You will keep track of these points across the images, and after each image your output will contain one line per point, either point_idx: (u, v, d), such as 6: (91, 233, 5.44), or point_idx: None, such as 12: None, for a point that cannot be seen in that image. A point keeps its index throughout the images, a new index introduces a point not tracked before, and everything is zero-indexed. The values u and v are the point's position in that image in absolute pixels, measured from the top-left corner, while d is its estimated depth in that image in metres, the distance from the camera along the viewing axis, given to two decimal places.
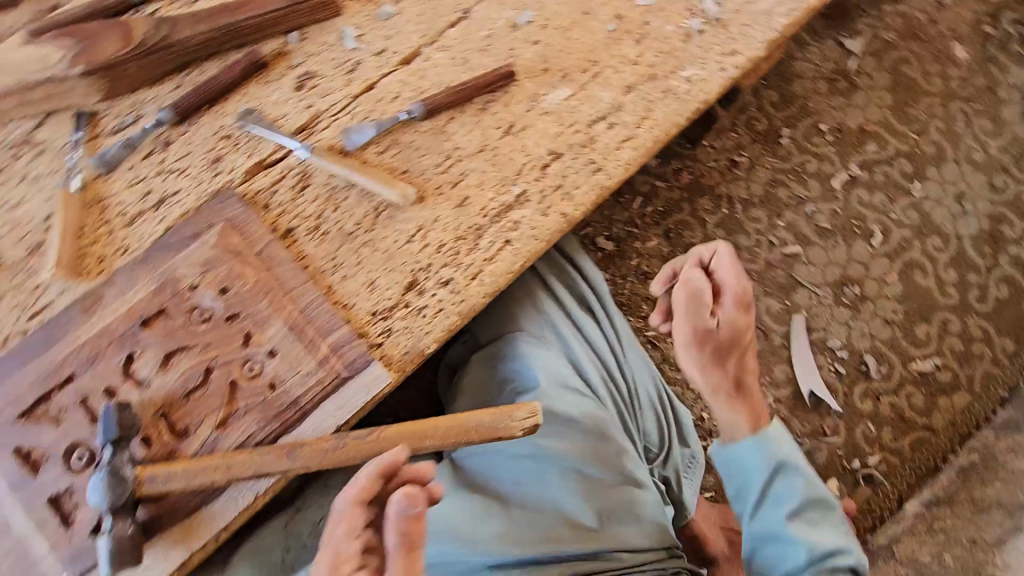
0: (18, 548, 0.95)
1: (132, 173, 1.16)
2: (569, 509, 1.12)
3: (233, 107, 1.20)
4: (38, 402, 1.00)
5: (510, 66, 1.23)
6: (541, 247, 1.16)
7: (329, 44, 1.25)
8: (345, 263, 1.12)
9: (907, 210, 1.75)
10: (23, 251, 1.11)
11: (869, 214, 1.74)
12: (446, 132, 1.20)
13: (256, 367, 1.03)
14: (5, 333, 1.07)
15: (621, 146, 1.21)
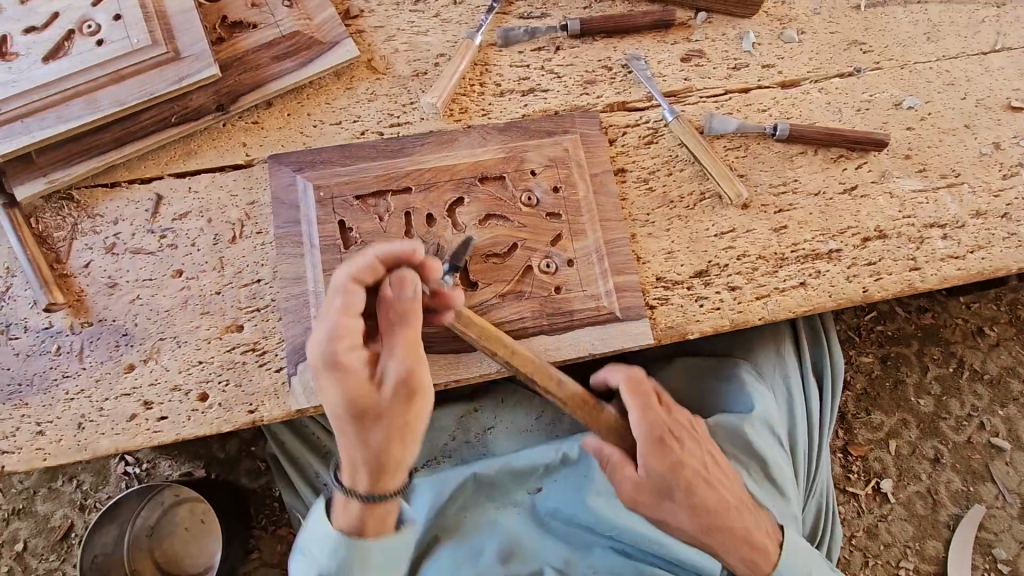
0: (308, 297, 1.06)
1: (520, 57, 1.25)
2: None
3: (625, 47, 1.28)
4: (373, 194, 1.11)
5: (883, 136, 1.24)
6: (828, 305, 1.16)
7: (727, 38, 1.30)
8: (656, 223, 1.18)
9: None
10: (408, 72, 1.23)
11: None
12: (793, 162, 1.23)
13: (553, 265, 1.09)
14: (365, 127, 1.19)
15: (945, 259, 1.20)
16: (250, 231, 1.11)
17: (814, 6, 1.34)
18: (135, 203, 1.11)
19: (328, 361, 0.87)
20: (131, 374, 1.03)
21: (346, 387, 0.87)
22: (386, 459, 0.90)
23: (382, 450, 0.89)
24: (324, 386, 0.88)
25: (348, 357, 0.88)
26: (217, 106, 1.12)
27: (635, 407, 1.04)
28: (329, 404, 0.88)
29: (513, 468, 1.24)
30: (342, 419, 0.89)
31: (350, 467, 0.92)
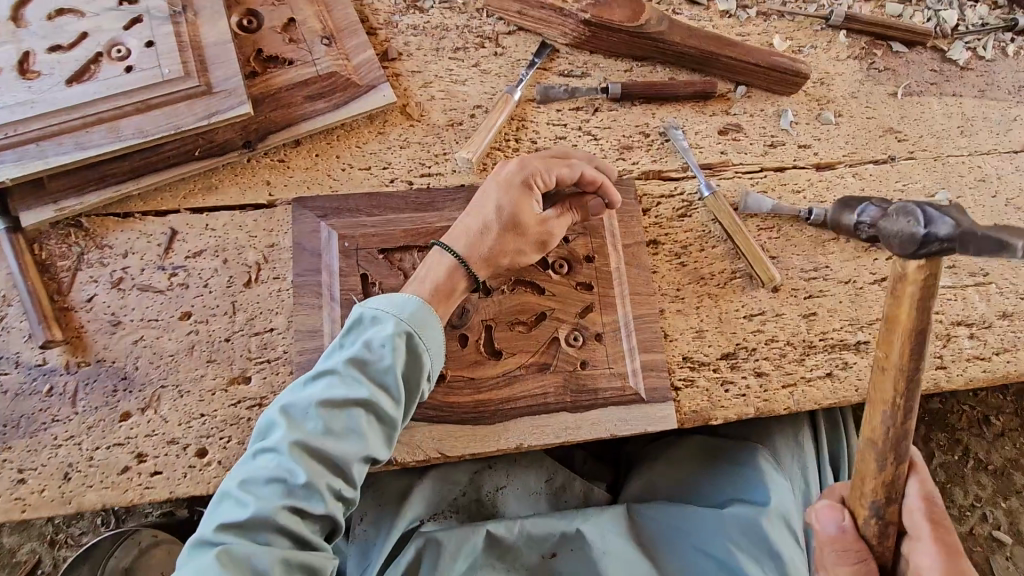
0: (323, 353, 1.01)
1: (557, 115, 1.22)
2: None
3: (663, 114, 1.25)
4: (400, 249, 1.07)
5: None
6: (853, 398, 1.15)
7: (767, 113, 1.28)
8: (686, 300, 1.15)
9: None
10: (443, 121, 1.19)
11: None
12: (825, 248, 1.21)
13: (580, 339, 1.06)
14: (394, 176, 1.14)
15: (970, 359, 1.19)
16: (267, 277, 1.06)
17: (854, 88, 1.32)
18: (147, 237, 1.05)
19: (529, 173, 1.00)
20: (127, 422, 0.97)
21: (531, 170, 1.00)
22: (441, 283, 0.95)
23: (494, 244, 0.97)
24: (502, 190, 0.98)
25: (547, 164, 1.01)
26: (243, 142, 1.07)
27: (927, 536, 0.89)
28: (484, 197, 0.99)
29: (528, 531, 1.19)
30: (483, 219, 0.97)
31: (463, 235, 0.97)
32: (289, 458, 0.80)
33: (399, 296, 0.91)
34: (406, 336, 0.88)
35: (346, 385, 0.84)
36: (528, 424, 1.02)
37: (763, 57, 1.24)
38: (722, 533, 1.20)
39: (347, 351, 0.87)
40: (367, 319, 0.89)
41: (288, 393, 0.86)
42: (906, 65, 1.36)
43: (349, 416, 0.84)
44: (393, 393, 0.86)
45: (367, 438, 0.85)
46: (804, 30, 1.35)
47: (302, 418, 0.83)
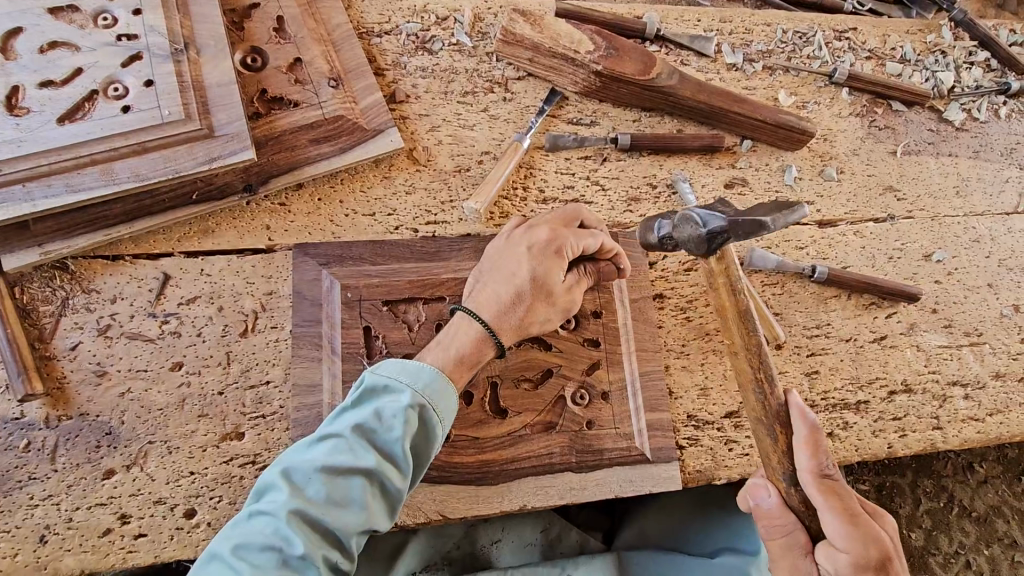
0: (321, 410, 0.97)
1: (566, 164, 1.21)
2: None
3: (671, 166, 1.26)
4: (404, 301, 1.05)
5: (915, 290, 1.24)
6: (854, 458, 1.15)
7: (771, 168, 1.29)
8: (690, 356, 1.14)
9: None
10: (450, 166, 1.17)
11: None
12: (828, 305, 1.22)
13: (586, 397, 1.04)
14: (400, 223, 1.12)
15: (966, 420, 1.20)
16: (263, 326, 1.02)
17: (854, 145, 1.35)
18: (138, 281, 1.01)
19: (555, 239, 0.99)
20: (109, 481, 0.92)
21: (557, 236, 0.99)
22: (467, 352, 0.92)
23: (523, 309, 0.95)
24: (538, 256, 0.97)
25: (568, 231, 1.01)
26: (244, 185, 1.04)
27: (825, 510, 0.80)
28: (510, 263, 0.97)
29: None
30: (515, 288, 0.95)
31: (492, 303, 0.95)
32: (285, 527, 0.75)
33: (412, 364, 0.88)
34: (418, 407, 0.85)
35: (353, 452, 0.80)
36: (531, 485, 0.99)
37: (772, 113, 1.25)
38: None
39: (356, 416, 0.83)
40: (379, 384, 0.86)
41: (289, 455, 0.82)
42: (905, 124, 1.39)
43: (353, 485, 0.80)
44: (400, 464, 0.83)
45: (369, 509, 0.81)
46: (807, 86, 1.37)
47: (304, 484, 0.78)
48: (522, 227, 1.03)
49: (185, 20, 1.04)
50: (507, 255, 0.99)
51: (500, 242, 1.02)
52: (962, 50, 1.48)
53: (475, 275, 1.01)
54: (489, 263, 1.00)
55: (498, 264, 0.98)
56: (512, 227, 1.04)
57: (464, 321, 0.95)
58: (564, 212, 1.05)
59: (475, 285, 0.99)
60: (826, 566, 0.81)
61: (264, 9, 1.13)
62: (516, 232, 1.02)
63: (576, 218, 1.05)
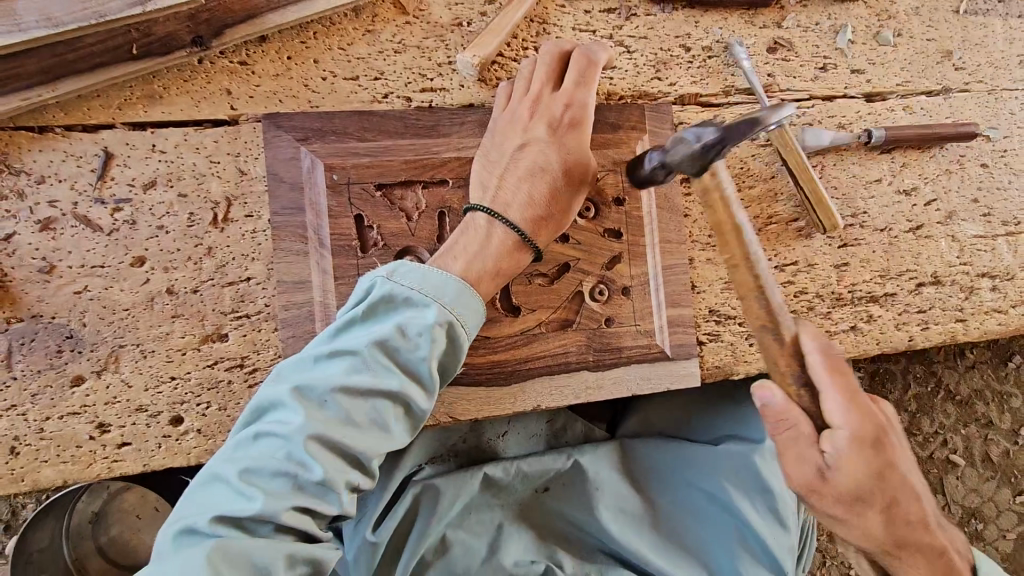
0: (312, 309, 0.86)
1: (586, 18, 1.01)
2: (708, 554, 1.16)
3: (707, 24, 1.07)
4: (400, 185, 0.90)
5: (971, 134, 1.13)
6: (874, 352, 1.11)
7: (821, 29, 1.11)
8: (716, 247, 1.04)
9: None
10: (447, 18, 0.96)
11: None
12: (867, 191, 1.11)
13: (605, 293, 0.95)
14: (389, 89, 0.94)
15: (990, 312, 1.16)
16: (237, 215, 0.87)
17: (916, 2, 1.16)
18: (76, 159, 0.84)
19: (578, 114, 0.85)
20: (80, 389, 0.82)
21: (577, 110, 0.86)
22: (506, 263, 0.81)
23: (565, 210, 0.85)
24: (561, 138, 0.84)
25: (585, 94, 0.86)
26: (193, 38, 0.83)
27: (829, 389, 0.73)
28: (536, 155, 0.83)
29: (523, 471, 1.16)
30: (546, 179, 0.83)
31: (528, 207, 0.82)
32: (303, 451, 0.68)
33: (436, 275, 0.77)
34: (445, 324, 0.76)
35: (373, 372, 0.73)
36: (546, 385, 0.93)
37: None
38: (714, 471, 1.20)
39: (376, 332, 0.74)
40: (399, 296, 0.75)
41: (299, 371, 0.73)
42: None
43: (374, 407, 0.73)
44: (426, 383, 0.76)
45: (392, 432, 0.74)
46: None
47: (319, 405, 0.71)
48: (532, 101, 0.86)
49: None
50: (529, 143, 0.83)
51: (513, 127, 0.85)
52: None
53: (491, 170, 0.85)
54: (508, 156, 0.84)
55: (521, 157, 0.83)
56: (520, 102, 0.86)
57: (488, 224, 0.81)
58: (575, 65, 0.87)
59: (496, 182, 0.83)
60: (830, 454, 0.73)
61: None
62: (531, 109, 0.85)
63: (594, 70, 0.87)
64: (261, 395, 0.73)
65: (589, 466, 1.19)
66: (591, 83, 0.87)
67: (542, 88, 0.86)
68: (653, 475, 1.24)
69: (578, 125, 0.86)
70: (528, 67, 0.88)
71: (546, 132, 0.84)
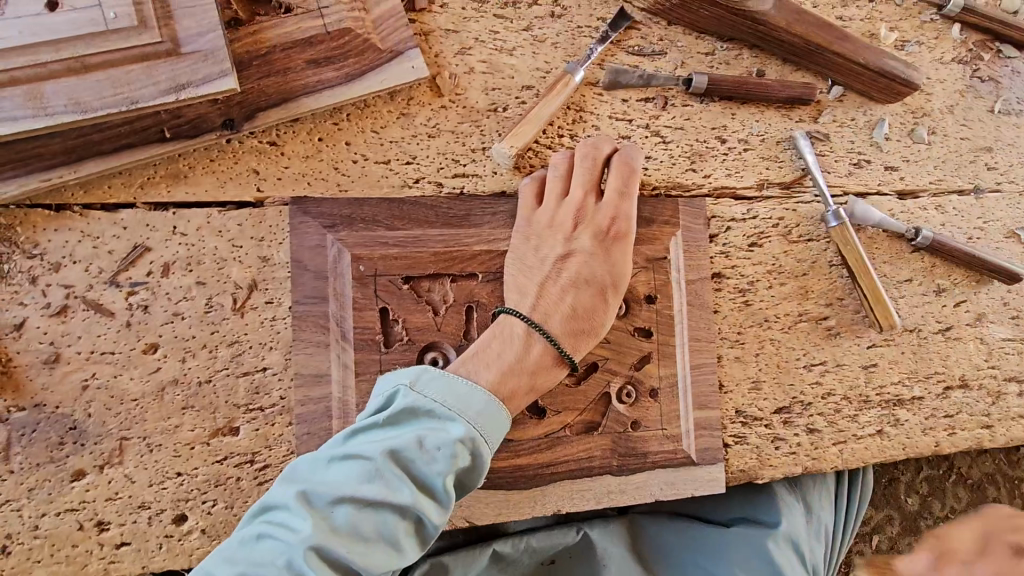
0: (330, 405, 0.82)
1: (623, 107, 1.00)
2: None
3: (744, 117, 1.06)
4: (428, 277, 0.87)
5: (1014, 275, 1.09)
6: (899, 456, 1.08)
7: (857, 124, 1.10)
8: (745, 344, 1.02)
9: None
10: (483, 103, 0.95)
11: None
12: (897, 290, 1.09)
13: (632, 395, 0.91)
14: (421, 174, 0.91)
15: (1016, 418, 1.13)
16: (259, 303, 0.84)
17: (951, 100, 1.16)
18: (92, 240, 0.80)
19: (622, 226, 0.86)
20: (80, 483, 0.78)
21: (620, 222, 0.86)
22: (543, 377, 0.80)
23: (605, 322, 0.84)
24: (606, 251, 0.85)
25: (628, 204, 0.87)
26: (224, 121, 0.80)
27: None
28: (580, 267, 0.83)
29: (532, 546, 1.12)
30: (590, 293, 0.83)
31: (571, 320, 0.82)
32: (303, 562, 0.65)
33: (463, 387, 0.75)
34: (469, 440, 0.72)
35: (385, 483, 0.69)
36: (567, 490, 0.89)
37: (875, 57, 1.04)
38: (726, 557, 1.15)
39: (394, 440, 0.71)
40: (422, 405, 0.73)
41: (311, 473, 0.70)
42: (1010, 76, 1.20)
43: (383, 520, 0.69)
44: (440, 498, 0.72)
45: (400, 548, 0.70)
46: (910, 21, 1.15)
47: (325, 513, 0.68)
48: (576, 209, 0.85)
49: None
50: (573, 254, 0.84)
51: (555, 233, 0.85)
52: None
53: (530, 275, 0.84)
54: (550, 263, 0.84)
55: (564, 267, 0.83)
56: (561, 208, 0.86)
57: (525, 335, 0.80)
58: (618, 174, 0.87)
59: (536, 290, 0.82)
60: None
61: None
62: (576, 217, 0.85)
63: (636, 178, 0.87)
64: (271, 492, 0.71)
65: (598, 542, 1.15)
66: (633, 194, 0.87)
67: (585, 195, 0.86)
68: (662, 554, 1.19)
69: (620, 235, 0.86)
70: (568, 167, 0.88)
71: (589, 243, 0.84)
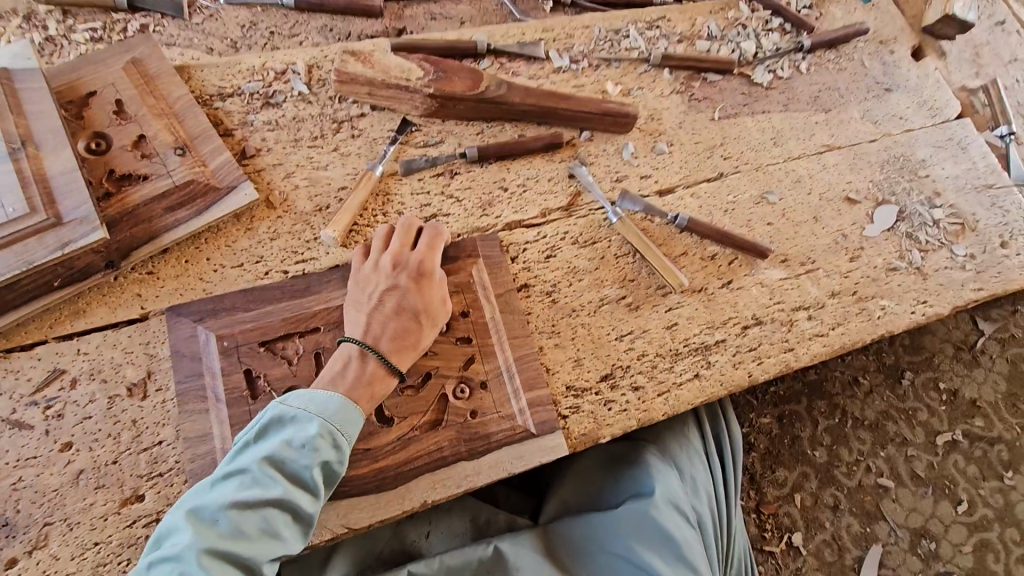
0: (214, 456, 1.02)
1: (420, 185, 1.33)
2: None
3: (517, 169, 1.39)
4: (281, 338, 1.11)
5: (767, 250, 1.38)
6: (720, 391, 1.28)
7: (608, 152, 1.45)
8: (560, 333, 1.26)
9: (993, 491, 1.69)
10: (310, 207, 1.26)
11: (959, 480, 1.70)
12: (678, 263, 1.36)
13: (466, 390, 1.13)
14: (268, 268, 1.20)
15: (813, 338, 1.36)
16: (151, 390, 1.07)
17: (679, 119, 1.52)
18: (15, 374, 1.05)
19: (431, 269, 1.13)
20: (13, 569, 0.95)
21: (427, 265, 1.14)
22: (377, 386, 1.03)
23: (423, 339, 1.08)
24: (417, 284, 1.11)
25: (434, 255, 1.16)
26: (106, 263, 1.10)
27: None
28: (397, 299, 1.09)
29: (446, 565, 1.24)
30: (406, 317, 1.07)
31: (393, 339, 1.06)
32: (198, 563, 0.83)
33: (320, 397, 0.98)
34: (326, 434, 0.95)
35: (262, 484, 0.90)
36: (428, 481, 1.08)
37: (596, 105, 1.42)
38: (622, 532, 1.28)
39: (264, 452, 0.92)
40: (287, 418, 0.96)
41: (200, 496, 0.90)
42: (720, 92, 1.58)
43: (261, 517, 0.89)
44: (309, 489, 0.93)
45: (281, 536, 0.90)
46: (630, 75, 1.55)
47: (212, 523, 0.87)
48: (393, 259, 1.13)
49: (20, 119, 1.10)
50: (391, 290, 1.09)
51: (378, 278, 1.11)
52: (759, 21, 1.70)
53: (360, 310, 1.09)
54: (375, 299, 1.09)
55: (385, 300, 1.08)
56: (383, 259, 1.13)
57: (360, 354, 1.04)
58: (427, 237, 1.18)
59: (365, 320, 1.07)
60: None
61: (101, 96, 1.22)
62: (393, 265, 1.12)
63: (441, 239, 1.18)
64: (168, 522, 0.89)
65: (509, 552, 1.25)
66: (438, 249, 1.17)
67: (400, 249, 1.15)
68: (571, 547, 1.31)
69: (430, 275, 1.13)
70: (387, 233, 1.17)
71: (404, 281, 1.11)
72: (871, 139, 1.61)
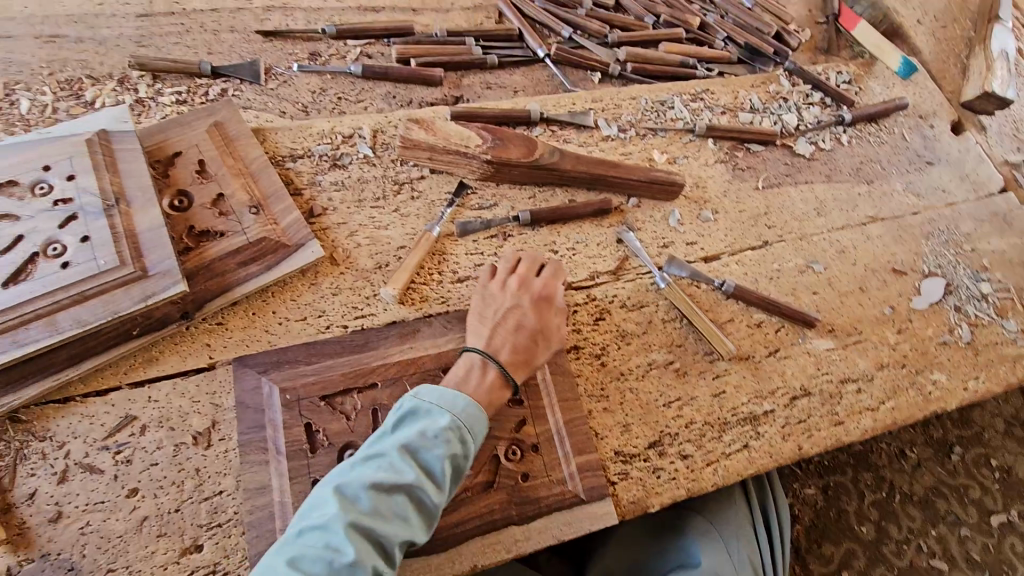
0: (272, 509, 1.04)
1: (474, 246, 1.38)
2: None
3: (567, 233, 1.44)
4: (340, 393, 1.15)
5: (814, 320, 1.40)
6: (769, 463, 1.27)
7: (655, 219, 1.49)
8: (609, 397, 1.27)
9: None
10: (371, 265, 1.32)
11: (1017, 565, 1.62)
12: (725, 330, 1.38)
13: (518, 452, 1.14)
14: (330, 322, 1.25)
15: (862, 411, 1.35)
16: (215, 440, 1.11)
17: (724, 188, 1.57)
18: (89, 418, 1.09)
19: (552, 296, 1.21)
20: None
21: (549, 292, 1.21)
22: (495, 396, 1.07)
23: (536, 359, 1.14)
24: (535, 307, 1.18)
25: (556, 286, 1.23)
26: (181, 314, 1.16)
27: None
28: (519, 317, 1.16)
29: None
30: (525, 335, 1.14)
31: (513, 351, 1.11)
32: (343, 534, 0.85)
33: (450, 394, 1.01)
34: (455, 429, 0.98)
35: (399, 469, 0.92)
36: (478, 545, 1.08)
37: (645, 173, 1.47)
38: None
39: (401, 438, 0.95)
40: (421, 409, 0.99)
41: (340, 475, 0.92)
42: (763, 162, 1.63)
43: (396, 500, 0.91)
44: (439, 480, 0.94)
45: (411, 523, 0.91)
46: (676, 144, 1.61)
47: (354, 498, 0.89)
48: (518, 280, 1.21)
49: (115, 178, 1.19)
50: (515, 309, 1.17)
51: (504, 295, 1.19)
52: (800, 94, 1.76)
53: (484, 321, 1.15)
54: (499, 314, 1.16)
55: (509, 316, 1.15)
56: (508, 279, 1.21)
57: (483, 363, 1.09)
58: (551, 266, 1.25)
59: (489, 331, 1.14)
60: None
61: (185, 156, 1.30)
62: (518, 286, 1.20)
63: (561, 272, 1.26)
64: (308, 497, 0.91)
65: None
66: (559, 280, 1.25)
67: (526, 273, 1.23)
68: None
69: (548, 302, 1.20)
70: (514, 257, 1.26)
71: (528, 301, 1.18)
72: (914, 211, 1.63)
